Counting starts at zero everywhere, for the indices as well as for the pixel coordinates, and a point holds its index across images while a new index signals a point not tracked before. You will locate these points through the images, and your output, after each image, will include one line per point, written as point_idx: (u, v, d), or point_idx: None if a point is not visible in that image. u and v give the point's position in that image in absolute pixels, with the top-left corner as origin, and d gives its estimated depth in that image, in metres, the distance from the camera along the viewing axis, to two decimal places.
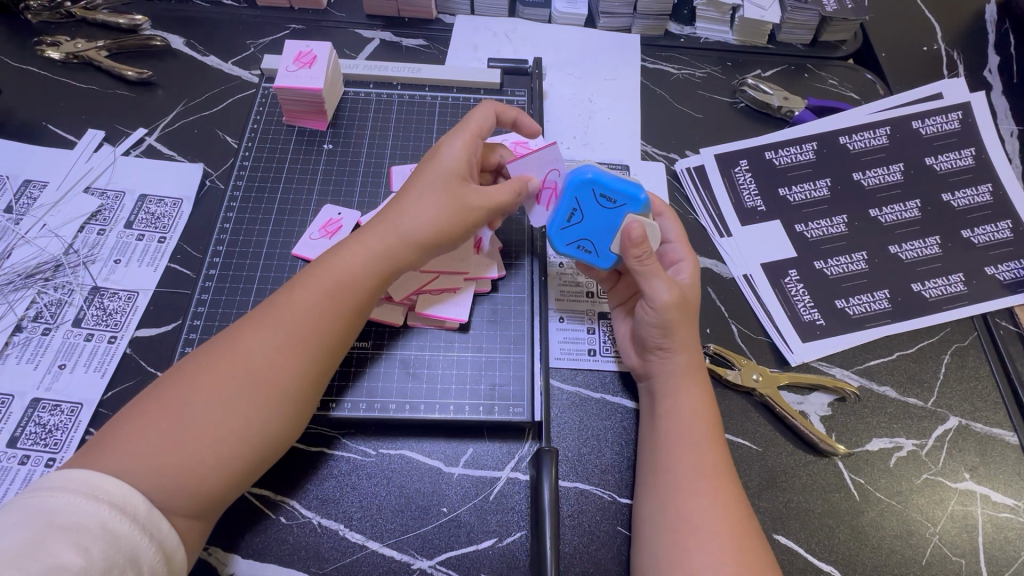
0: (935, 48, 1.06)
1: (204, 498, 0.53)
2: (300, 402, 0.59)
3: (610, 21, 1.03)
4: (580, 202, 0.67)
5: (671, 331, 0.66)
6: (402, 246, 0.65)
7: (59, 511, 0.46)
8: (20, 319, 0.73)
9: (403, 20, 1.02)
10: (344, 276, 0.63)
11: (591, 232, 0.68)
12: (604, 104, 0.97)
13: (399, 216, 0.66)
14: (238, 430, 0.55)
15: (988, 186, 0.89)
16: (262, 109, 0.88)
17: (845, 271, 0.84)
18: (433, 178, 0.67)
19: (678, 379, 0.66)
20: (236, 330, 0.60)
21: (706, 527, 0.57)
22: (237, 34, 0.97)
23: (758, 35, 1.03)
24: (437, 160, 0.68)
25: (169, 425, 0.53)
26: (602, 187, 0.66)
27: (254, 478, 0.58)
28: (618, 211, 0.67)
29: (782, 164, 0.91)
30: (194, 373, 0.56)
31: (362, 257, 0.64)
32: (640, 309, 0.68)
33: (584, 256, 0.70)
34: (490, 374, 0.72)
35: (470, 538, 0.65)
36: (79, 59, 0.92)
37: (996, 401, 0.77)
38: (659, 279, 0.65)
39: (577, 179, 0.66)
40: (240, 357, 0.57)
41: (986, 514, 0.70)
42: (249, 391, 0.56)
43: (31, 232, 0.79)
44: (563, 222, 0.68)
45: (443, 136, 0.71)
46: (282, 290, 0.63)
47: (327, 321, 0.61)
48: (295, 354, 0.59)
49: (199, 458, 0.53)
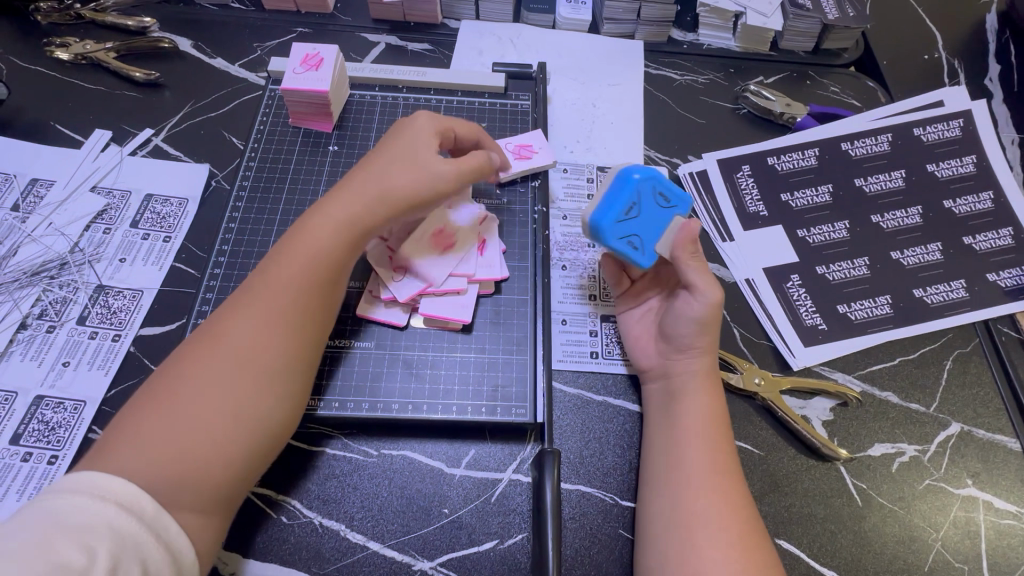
0: (936, 56, 1.07)
1: (211, 484, 0.53)
2: (290, 380, 0.59)
3: (614, 28, 1.04)
4: (640, 198, 0.71)
5: (707, 329, 0.69)
6: (371, 219, 0.67)
7: (65, 513, 0.45)
8: (24, 317, 0.73)
9: (409, 24, 1.02)
10: (320, 255, 0.64)
11: (643, 227, 0.71)
12: (608, 109, 0.97)
13: (364, 190, 0.67)
14: (229, 405, 0.55)
15: (989, 193, 0.90)
16: (268, 111, 0.88)
17: (846, 276, 0.84)
18: (400, 154, 0.70)
19: (699, 378, 0.68)
20: (218, 320, 0.61)
21: (717, 525, 0.59)
22: (243, 37, 0.98)
23: (760, 43, 1.04)
24: (406, 137, 0.71)
25: (163, 416, 0.53)
26: (659, 185, 0.72)
27: (260, 467, 0.58)
28: (670, 211, 0.72)
29: (784, 170, 0.92)
30: (182, 365, 0.57)
31: (334, 233, 0.65)
32: (679, 304, 0.70)
33: (630, 252, 0.70)
34: (492, 375, 0.72)
35: (471, 539, 0.64)
36: (87, 60, 0.93)
37: (998, 408, 0.77)
38: (706, 274, 0.70)
39: (642, 173, 0.71)
40: (225, 345, 0.58)
41: (989, 520, 0.70)
42: (239, 375, 0.56)
43: (37, 231, 0.79)
44: (620, 214, 0.70)
45: (414, 115, 0.74)
46: (259, 277, 0.63)
47: (310, 301, 0.62)
48: (279, 335, 0.60)
49: (196, 444, 0.53)
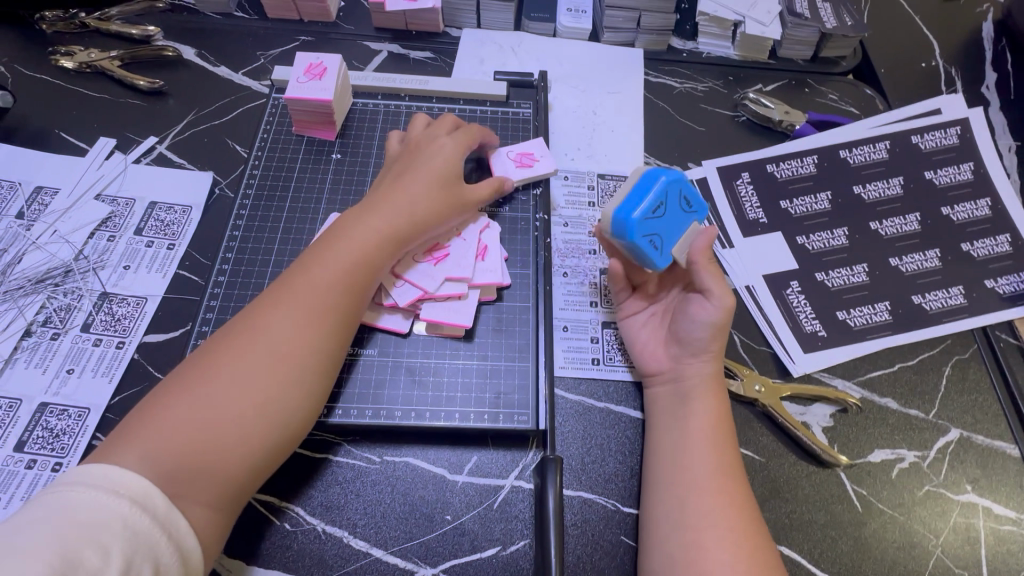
0: (933, 64, 1.08)
1: (225, 477, 0.53)
2: (317, 379, 0.60)
3: (614, 36, 1.05)
4: (668, 199, 0.69)
5: (718, 335, 0.70)
6: (405, 223, 0.70)
7: (80, 508, 0.46)
8: (29, 324, 0.73)
9: (411, 33, 1.03)
10: (358, 255, 0.66)
11: (666, 228, 0.70)
12: (609, 117, 0.98)
13: (401, 196, 0.71)
14: (257, 398, 0.56)
15: (987, 200, 0.91)
16: (271, 119, 0.89)
17: (846, 283, 0.84)
18: (432, 165, 0.75)
19: (707, 381, 0.69)
20: (254, 311, 0.62)
21: (724, 526, 0.60)
22: (247, 46, 0.99)
23: (759, 51, 1.05)
24: (436, 150, 0.76)
25: (191, 404, 0.54)
26: (684, 190, 0.71)
27: (276, 464, 0.58)
28: (690, 217, 0.72)
29: (783, 177, 0.92)
30: (216, 353, 0.58)
31: (369, 234, 0.67)
32: (693, 309, 0.70)
33: (652, 251, 0.69)
34: (494, 382, 0.73)
35: (474, 546, 0.65)
36: (92, 69, 0.94)
37: (997, 414, 0.77)
38: (722, 282, 0.70)
39: (672, 175, 0.69)
40: (260, 337, 0.59)
41: (988, 526, 0.70)
42: (271, 370, 0.58)
43: (42, 238, 0.79)
44: (648, 212, 0.68)
45: (441, 131, 0.80)
46: (296, 272, 0.65)
47: (342, 300, 0.64)
48: (311, 332, 0.61)
49: (219, 436, 0.54)
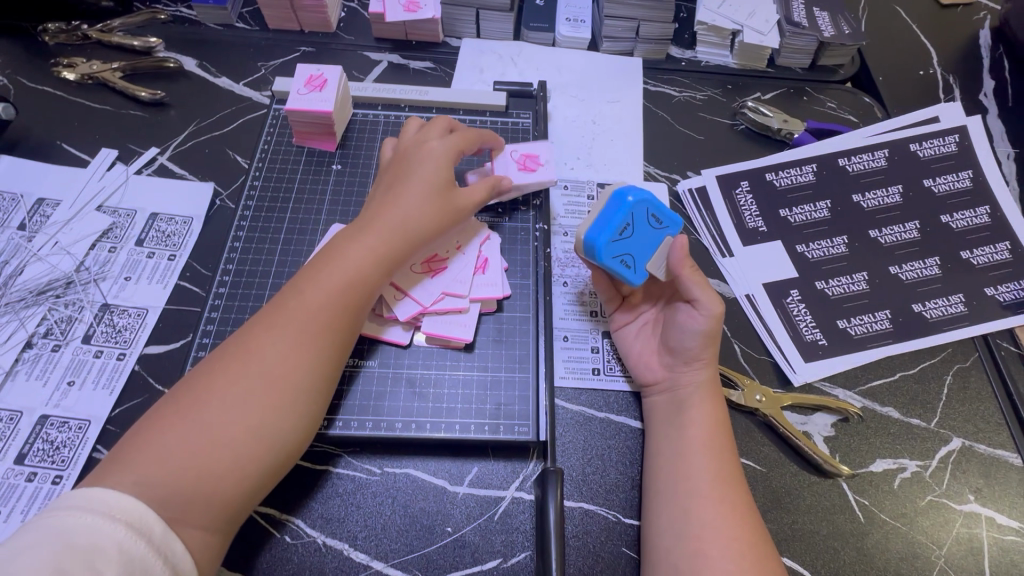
0: (931, 72, 1.08)
1: (222, 499, 0.53)
2: (312, 400, 0.60)
3: (613, 46, 1.05)
4: (635, 218, 0.70)
5: (709, 342, 0.70)
6: (397, 238, 0.69)
7: (75, 533, 0.46)
8: (30, 336, 0.73)
9: (410, 43, 1.03)
10: (350, 274, 0.66)
11: (636, 247, 0.71)
12: (608, 126, 0.98)
13: (393, 209, 0.70)
14: (250, 421, 0.56)
15: (986, 208, 0.91)
16: (272, 130, 0.89)
17: (846, 291, 0.84)
18: (424, 173, 0.73)
19: (702, 390, 0.69)
20: (247, 333, 0.62)
21: (725, 538, 0.60)
22: (247, 56, 0.99)
23: (756, 59, 1.05)
24: (427, 155, 0.75)
25: (186, 427, 0.54)
26: (652, 207, 0.72)
27: (272, 484, 0.58)
28: (661, 232, 0.72)
29: (782, 186, 0.93)
30: (210, 377, 0.58)
31: (361, 251, 0.67)
32: (683, 318, 0.71)
33: (623, 270, 0.71)
34: (496, 393, 0.73)
35: (475, 558, 0.65)
36: (93, 80, 0.94)
37: (999, 423, 0.77)
38: (709, 288, 0.70)
39: (636, 195, 0.70)
40: (253, 360, 0.59)
41: (992, 537, 0.70)
42: (264, 392, 0.57)
43: (43, 250, 0.80)
44: (613, 235, 0.69)
45: (434, 134, 0.79)
46: (290, 292, 0.65)
47: (336, 321, 0.63)
48: (304, 354, 0.60)
49: (213, 460, 0.54)
